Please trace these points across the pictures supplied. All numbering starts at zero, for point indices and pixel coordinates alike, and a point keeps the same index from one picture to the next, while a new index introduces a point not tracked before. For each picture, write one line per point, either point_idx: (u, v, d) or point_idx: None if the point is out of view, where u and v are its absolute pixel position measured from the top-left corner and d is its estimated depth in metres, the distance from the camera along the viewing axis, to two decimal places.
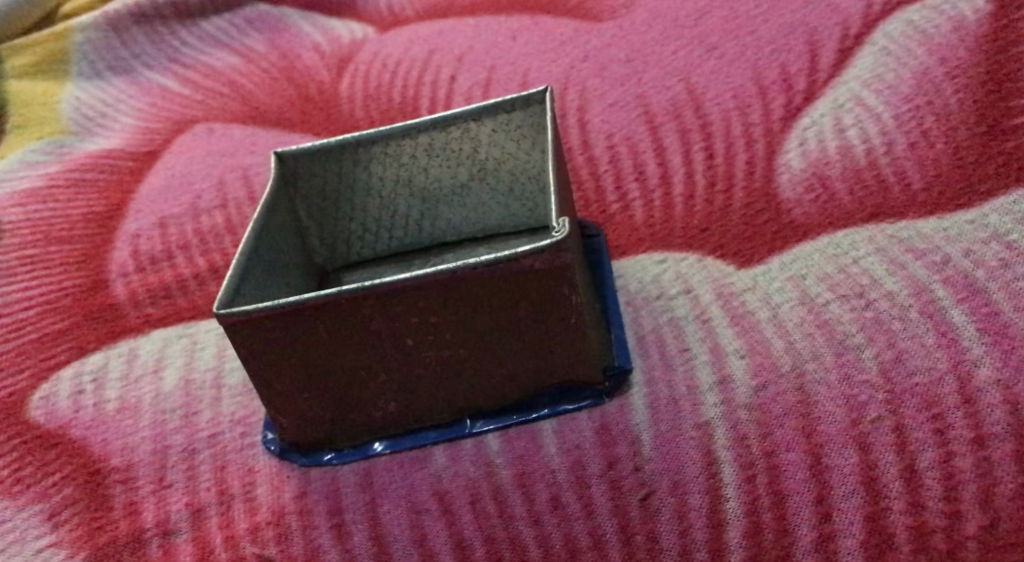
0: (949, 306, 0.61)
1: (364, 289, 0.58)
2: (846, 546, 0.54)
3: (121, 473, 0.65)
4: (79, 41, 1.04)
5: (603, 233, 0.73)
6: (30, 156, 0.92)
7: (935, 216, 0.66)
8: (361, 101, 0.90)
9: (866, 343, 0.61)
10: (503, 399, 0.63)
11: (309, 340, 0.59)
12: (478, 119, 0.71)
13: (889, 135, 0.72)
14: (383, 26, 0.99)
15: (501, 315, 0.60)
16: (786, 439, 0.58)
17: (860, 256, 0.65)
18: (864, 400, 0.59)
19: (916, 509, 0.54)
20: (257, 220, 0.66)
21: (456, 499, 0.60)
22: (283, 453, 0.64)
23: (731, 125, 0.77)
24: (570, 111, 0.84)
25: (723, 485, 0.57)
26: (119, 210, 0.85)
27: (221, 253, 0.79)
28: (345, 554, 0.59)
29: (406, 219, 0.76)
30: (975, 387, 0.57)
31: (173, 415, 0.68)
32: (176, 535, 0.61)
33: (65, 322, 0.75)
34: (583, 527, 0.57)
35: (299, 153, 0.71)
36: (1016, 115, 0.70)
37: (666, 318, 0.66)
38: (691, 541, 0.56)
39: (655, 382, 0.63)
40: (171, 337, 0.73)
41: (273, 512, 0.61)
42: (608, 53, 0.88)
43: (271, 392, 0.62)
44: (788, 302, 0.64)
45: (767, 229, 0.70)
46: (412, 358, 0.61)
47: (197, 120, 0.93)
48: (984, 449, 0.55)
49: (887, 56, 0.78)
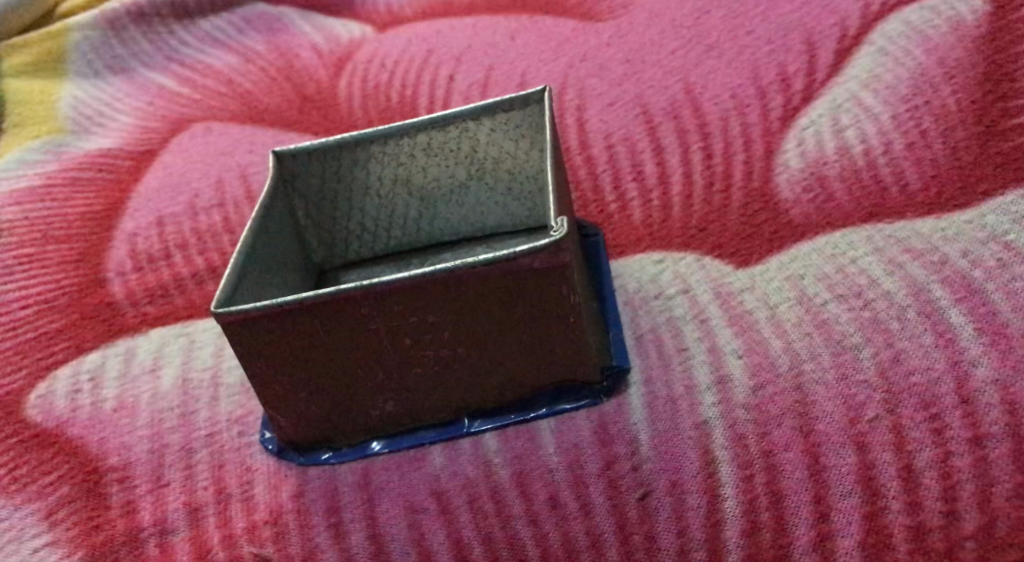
0: (947, 305, 0.61)
1: (362, 288, 0.58)
2: (844, 545, 0.54)
3: (118, 472, 0.65)
4: (78, 40, 1.04)
5: (601, 233, 0.73)
6: (28, 155, 0.91)
7: (933, 216, 0.66)
8: (360, 101, 0.90)
9: (864, 343, 0.61)
10: (501, 399, 0.63)
11: (306, 339, 0.59)
12: (477, 118, 0.71)
13: (887, 135, 0.72)
14: (383, 26, 0.99)
15: (500, 314, 0.60)
16: (785, 439, 0.58)
17: (859, 256, 0.65)
18: (862, 400, 0.59)
19: (914, 509, 0.54)
20: (255, 219, 0.66)
21: (455, 498, 0.60)
22: (281, 453, 0.64)
23: (730, 125, 0.77)
24: (568, 111, 0.84)
25: (721, 485, 0.57)
26: (117, 210, 0.85)
27: (218, 253, 0.79)
28: (343, 553, 0.59)
29: (405, 218, 0.76)
30: (973, 386, 0.58)
31: (171, 414, 0.68)
32: (173, 534, 0.61)
33: (63, 321, 0.75)
34: (581, 526, 0.57)
35: (296, 151, 0.71)
36: (1014, 115, 0.70)
37: (664, 318, 0.66)
38: (688, 541, 0.56)
39: (654, 381, 0.63)
40: (169, 337, 0.73)
41: (271, 512, 0.61)
42: (606, 53, 0.88)
43: (269, 391, 0.62)
44: (786, 302, 0.64)
45: (765, 229, 0.70)
46: (410, 357, 0.61)
47: (194, 120, 0.93)
48: (981, 449, 0.55)
49: (886, 57, 0.78)
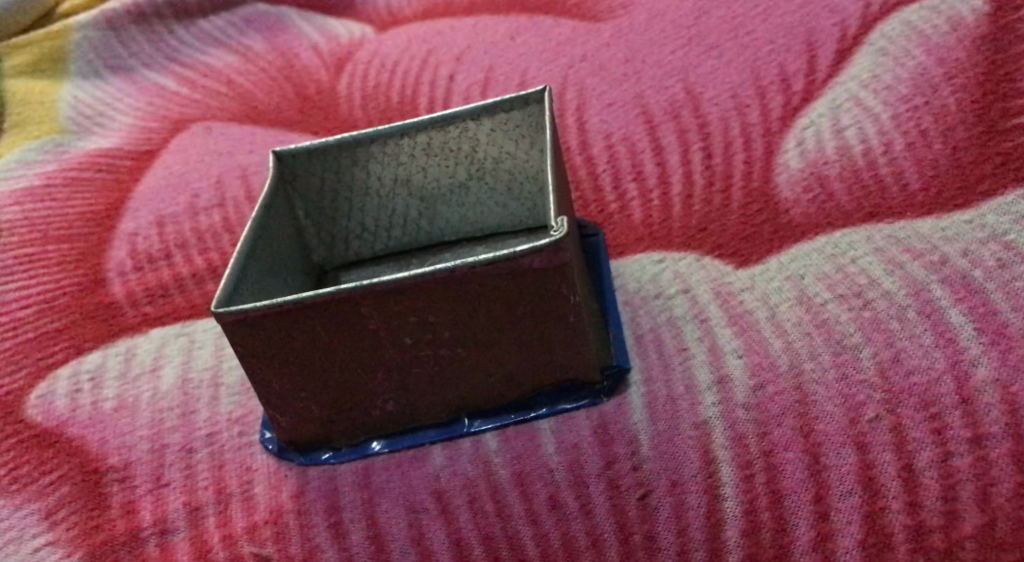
0: (947, 305, 0.61)
1: (363, 288, 0.58)
2: (845, 545, 0.54)
3: (118, 472, 0.65)
4: (78, 40, 1.04)
5: (601, 233, 0.73)
6: (28, 155, 0.91)
7: (933, 216, 0.66)
8: (360, 101, 0.90)
9: (864, 343, 0.61)
10: (501, 399, 0.63)
11: (306, 338, 0.59)
12: (477, 118, 0.71)
13: (886, 135, 0.72)
14: (383, 26, 0.99)
15: (500, 314, 0.60)
16: (785, 439, 0.58)
17: (859, 256, 0.66)
18: (862, 399, 0.59)
19: (914, 508, 0.54)
20: (255, 219, 0.66)
21: (455, 498, 0.60)
22: (281, 453, 0.64)
23: (730, 125, 0.77)
24: (568, 111, 0.84)
25: (721, 485, 0.57)
26: (117, 210, 0.85)
27: (218, 252, 0.79)
28: (343, 553, 0.59)
29: (405, 219, 0.76)
30: (973, 386, 0.58)
31: (171, 414, 0.68)
32: (173, 534, 0.61)
33: (63, 321, 0.75)
34: (581, 526, 0.57)
35: (296, 151, 0.71)
36: (1014, 115, 0.70)
37: (664, 318, 0.66)
38: (689, 540, 0.56)
39: (654, 381, 0.63)
40: (169, 337, 0.73)
41: (271, 512, 0.61)
42: (607, 53, 0.88)
43: (269, 391, 0.62)
44: (786, 302, 0.64)
45: (765, 229, 0.70)
46: (410, 357, 0.61)
47: (194, 120, 0.93)
48: (982, 448, 0.55)
49: (886, 57, 0.78)
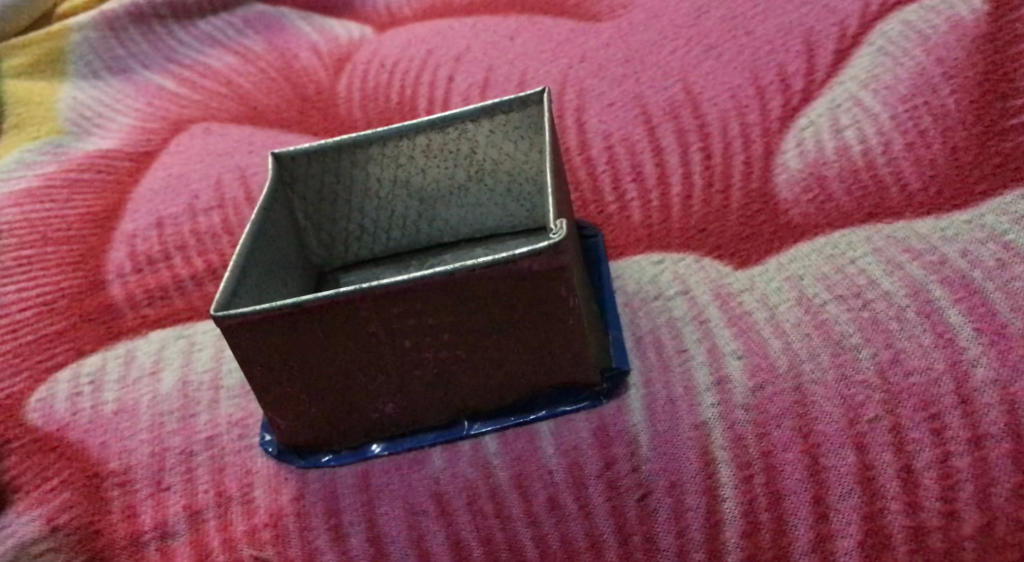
0: (947, 305, 0.61)
1: (362, 291, 0.58)
2: (844, 546, 0.54)
3: (119, 476, 0.65)
4: (77, 40, 1.04)
5: (601, 233, 0.73)
6: (28, 155, 0.92)
7: (932, 217, 0.66)
8: (359, 101, 0.90)
9: (863, 343, 0.61)
10: (501, 401, 0.64)
11: (306, 342, 0.59)
12: (476, 120, 0.71)
13: (886, 135, 0.72)
14: (382, 26, 0.99)
15: (499, 317, 0.60)
16: (784, 439, 0.58)
17: (857, 256, 0.66)
18: (861, 399, 0.59)
19: (913, 509, 0.54)
20: (254, 222, 0.66)
21: (454, 499, 0.60)
22: (281, 455, 0.64)
23: (729, 125, 0.77)
24: (568, 112, 0.84)
25: (720, 485, 0.57)
26: (116, 211, 0.85)
27: (218, 254, 0.79)
28: (342, 555, 0.59)
29: (404, 220, 0.76)
30: (972, 387, 0.58)
31: (171, 417, 0.68)
32: (174, 538, 0.62)
33: (63, 323, 0.75)
34: (581, 527, 0.57)
35: (295, 153, 0.71)
36: (1014, 115, 0.70)
37: (663, 319, 0.66)
38: (688, 541, 0.56)
39: (653, 383, 0.63)
40: (169, 338, 0.73)
41: (270, 515, 0.61)
42: (606, 53, 0.88)
43: (268, 394, 0.62)
44: (785, 302, 0.64)
45: (764, 229, 0.70)
46: (409, 360, 0.61)
47: (193, 121, 0.93)
48: (981, 449, 0.55)
49: (885, 57, 0.78)
